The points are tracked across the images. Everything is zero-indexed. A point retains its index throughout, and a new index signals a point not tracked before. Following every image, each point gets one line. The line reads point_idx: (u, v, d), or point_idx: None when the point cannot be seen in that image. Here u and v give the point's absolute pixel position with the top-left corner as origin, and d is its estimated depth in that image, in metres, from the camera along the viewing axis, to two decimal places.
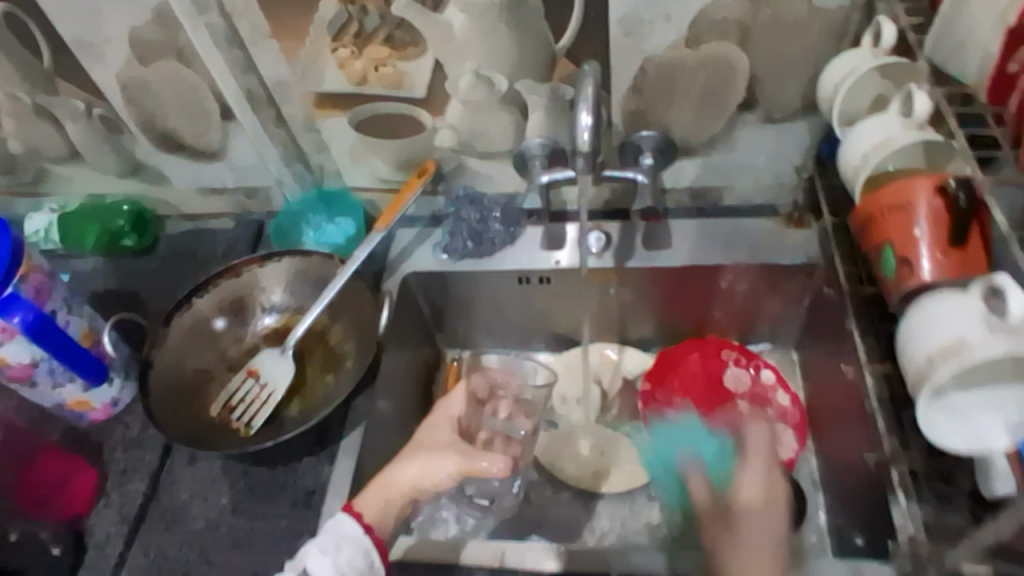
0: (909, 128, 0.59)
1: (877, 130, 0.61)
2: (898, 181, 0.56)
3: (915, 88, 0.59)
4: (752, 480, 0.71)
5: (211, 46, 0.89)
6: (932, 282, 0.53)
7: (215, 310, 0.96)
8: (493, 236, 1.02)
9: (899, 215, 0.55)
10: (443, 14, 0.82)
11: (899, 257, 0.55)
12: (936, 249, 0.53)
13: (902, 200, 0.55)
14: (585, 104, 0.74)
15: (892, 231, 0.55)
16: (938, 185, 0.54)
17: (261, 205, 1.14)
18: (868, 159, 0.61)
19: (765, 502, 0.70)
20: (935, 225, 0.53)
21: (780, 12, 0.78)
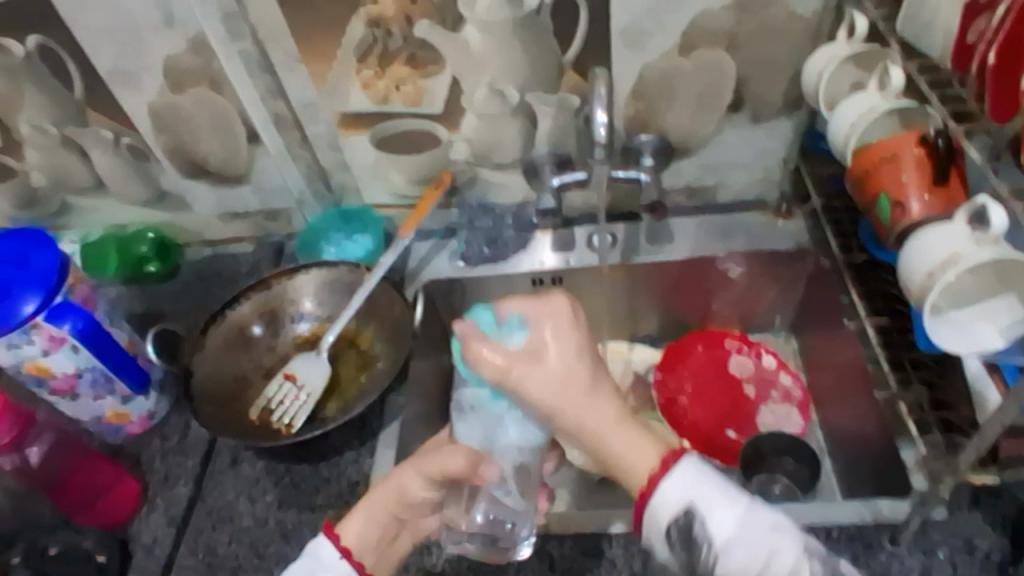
0: (888, 99, 0.68)
1: (859, 104, 0.70)
2: (884, 139, 0.65)
3: (891, 65, 0.69)
4: (549, 376, 0.62)
5: (243, 72, 0.96)
6: (922, 219, 0.62)
7: (252, 317, 1.02)
8: (507, 241, 1.11)
9: (888, 165, 0.64)
10: (462, 33, 0.90)
11: (893, 201, 0.63)
12: (922, 190, 0.62)
13: (889, 153, 0.64)
14: (601, 102, 0.83)
15: (883, 180, 0.64)
16: (919, 138, 0.64)
17: (281, 227, 1.19)
18: (854, 128, 0.69)
19: (569, 387, 0.62)
20: (919, 170, 0.62)
21: (762, 19, 0.88)
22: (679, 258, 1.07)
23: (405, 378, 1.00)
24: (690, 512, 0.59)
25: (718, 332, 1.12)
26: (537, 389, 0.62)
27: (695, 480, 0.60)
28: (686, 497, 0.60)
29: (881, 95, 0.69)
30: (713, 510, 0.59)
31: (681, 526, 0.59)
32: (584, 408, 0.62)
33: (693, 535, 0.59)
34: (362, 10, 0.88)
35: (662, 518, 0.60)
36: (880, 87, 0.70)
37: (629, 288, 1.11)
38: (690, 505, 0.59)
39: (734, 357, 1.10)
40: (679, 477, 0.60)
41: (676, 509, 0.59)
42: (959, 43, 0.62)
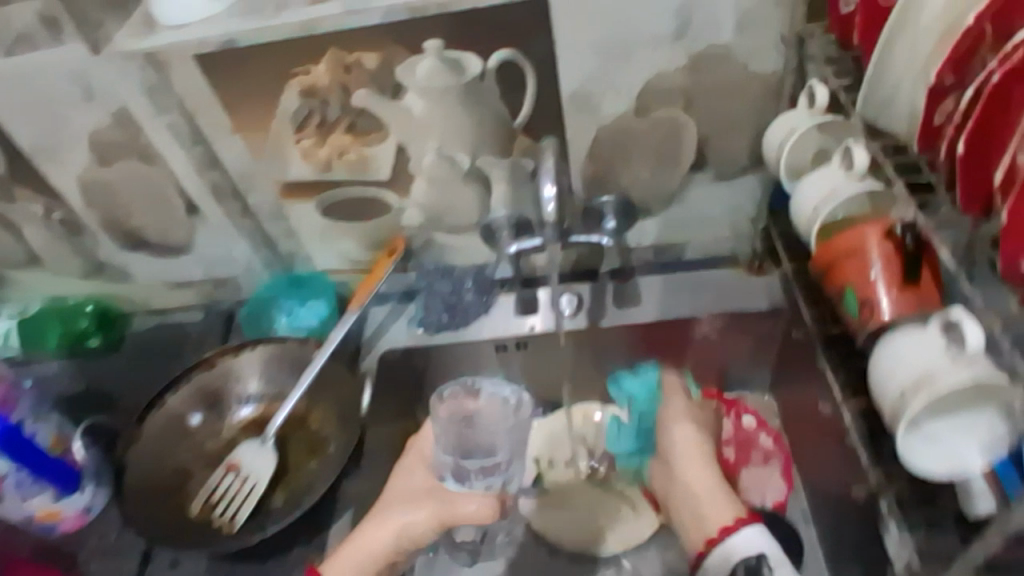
0: (852, 179, 0.63)
1: (823, 184, 0.65)
2: (850, 228, 0.60)
3: (853, 142, 0.63)
4: (690, 435, 0.90)
5: (174, 145, 0.90)
6: (893, 320, 0.57)
7: (189, 405, 0.95)
8: (467, 306, 1.04)
9: (855, 261, 0.59)
10: (402, 100, 0.84)
11: (861, 298, 0.59)
12: (892, 291, 0.57)
13: (854, 247, 0.59)
14: (548, 175, 0.77)
15: (850, 276, 0.59)
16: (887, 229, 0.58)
17: (229, 294, 1.13)
18: (819, 212, 0.64)
19: (702, 441, 0.90)
20: (887, 268, 0.57)
21: (719, 79, 0.83)
22: (647, 319, 1.01)
23: (358, 459, 0.93)
24: (761, 558, 0.76)
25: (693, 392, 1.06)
26: (682, 439, 0.90)
27: (764, 539, 0.76)
28: (761, 548, 0.76)
29: (845, 173, 0.64)
30: (782, 563, 0.75)
31: (751, 565, 0.76)
32: (687, 462, 0.88)
33: (759, 573, 0.76)
34: (294, 80, 0.83)
35: (733, 558, 0.76)
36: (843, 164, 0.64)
37: (598, 350, 1.04)
38: (762, 555, 0.76)
39: None
40: (754, 535, 0.77)
41: (750, 554, 0.76)
42: (924, 122, 0.56)
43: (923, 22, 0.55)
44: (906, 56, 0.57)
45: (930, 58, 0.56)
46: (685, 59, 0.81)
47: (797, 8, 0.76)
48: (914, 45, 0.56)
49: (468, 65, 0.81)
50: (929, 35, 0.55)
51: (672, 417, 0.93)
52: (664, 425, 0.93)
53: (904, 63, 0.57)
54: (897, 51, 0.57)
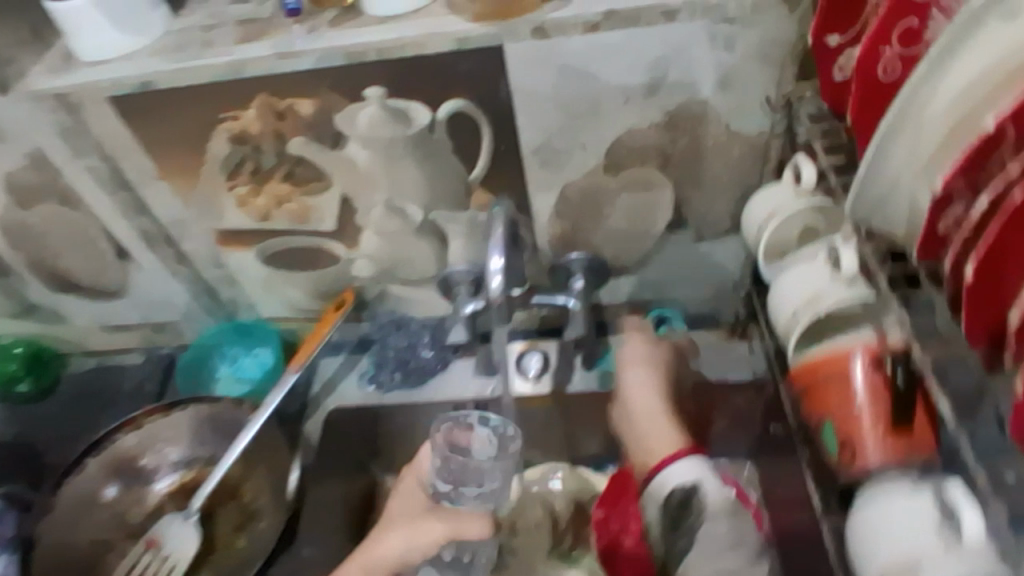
0: (839, 283, 0.55)
1: (806, 284, 0.58)
2: (832, 351, 0.56)
3: (841, 242, 0.55)
4: (643, 380, 0.81)
5: (96, 189, 0.82)
6: (877, 467, 0.53)
7: (105, 478, 0.85)
8: (422, 364, 0.96)
9: (837, 390, 0.55)
10: (345, 150, 0.76)
11: (844, 437, 0.54)
12: (879, 431, 0.53)
13: (836, 374, 0.55)
14: (495, 247, 0.68)
15: (831, 406, 0.55)
16: (875, 360, 0.54)
17: (171, 338, 1.04)
18: (797, 317, 0.58)
19: (659, 390, 0.80)
20: (874, 405, 0.53)
21: (698, 137, 0.74)
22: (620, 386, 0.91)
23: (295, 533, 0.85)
24: (696, 484, 0.66)
25: None
26: (642, 386, 0.81)
27: (705, 468, 0.68)
28: (694, 475, 0.67)
29: (831, 276, 0.56)
30: (714, 490, 0.65)
31: (683, 493, 0.66)
32: (643, 399, 0.79)
33: (690, 505, 0.65)
34: (221, 126, 0.74)
35: (668, 485, 0.68)
36: (831, 263, 0.56)
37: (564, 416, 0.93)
38: (696, 479, 0.67)
39: None
40: (692, 462, 0.68)
41: (684, 480, 0.67)
42: (927, 230, 0.45)
43: (929, 113, 0.44)
44: (907, 151, 0.46)
45: (935, 157, 0.45)
46: (659, 116, 0.72)
47: (783, 66, 0.67)
48: (917, 138, 0.45)
49: (416, 115, 0.73)
50: (936, 130, 0.44)
51: (640, 356, 0.83)
52: (630, 354, 0.84)
53: (904, 159, 0.46)
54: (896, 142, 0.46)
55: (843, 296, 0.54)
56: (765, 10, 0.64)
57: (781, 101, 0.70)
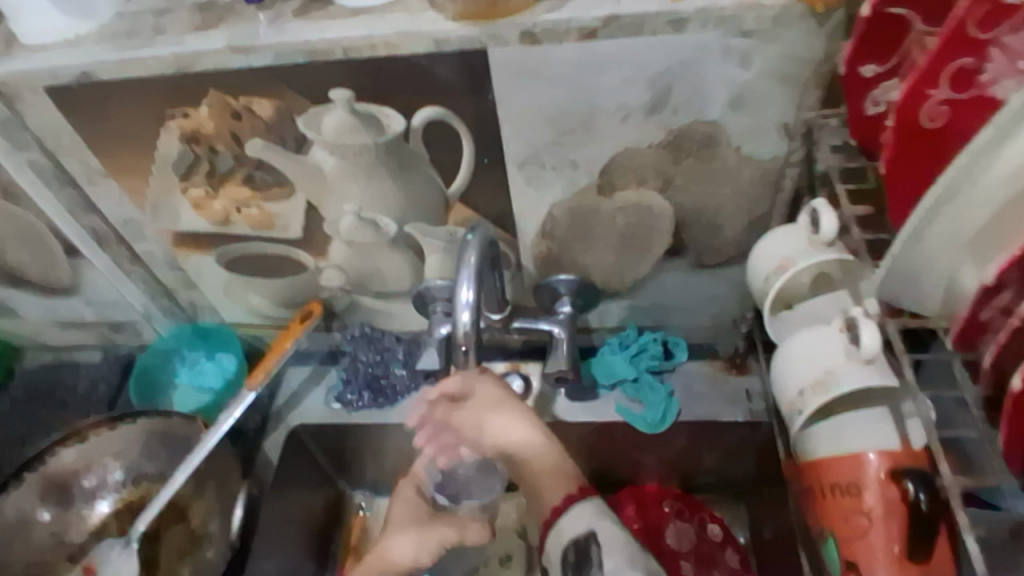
0: (854, 360, 0.48)
1: (815, 360, 0.50)
2: (842, 452, 0.50)
3: (862, 316, 0.47)
4: (511, 420, 0.69)
5: (38, 184, 0.74)
6: None
7: (42, 499, 0.80)
8: (393, 382, 0.89)
9: (847, 500, 0.49)
10: (309, 156, 0.68)
11: (850, 553, 0.49)
12: (890, 557, 0.47)
13: (846, 482, 0.50)
14: (467, 277, 0.59)
15: (837, 519, 0.50)
16: (893, 472, 0.49)
17: (130, 338, 0.98)
18: (804, 399, 0.50)
19: (524, 430, 0.68)
20: (888, 525, 0.48)
21: (704, 161, 0.66)
22: (605, 420, 0.84)
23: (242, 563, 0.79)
24: (590, 536, 0.62)
25: (653, 492, 0.90)
26: (481, 426, 0.69)
27: (603, 517, 0.64)
28: (588, 525, 0.63)
29: (846, 352, 0.48)
30: (610, 540, 0.62)
31: (580, 546, 0.62)
32: (539, 451, 0.68)
33: (587, 558, 0.62)
34: (172, 123, 0.66)
35: (564, 538, 0.64)
36: (847, 335, 0.48)
37: None
38: (591, 532, 0.62)
39: (672, 523, 0.87)
40: (586, 508, 0.64)
41: (578, 533, 0.63)
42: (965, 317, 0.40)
43: (982, 184, 0.37)
44: (950, 226, 0.40)
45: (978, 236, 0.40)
46: (662, 136, 0.64)
47: (806, 89, 0.59)
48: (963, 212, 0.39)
49: (388, 122, 0.65)
50: (990, 201, 0.38)
51: (492, 400, 0.70)
52: (471, 412, 0.70)
53: (946, 233, 0.40)
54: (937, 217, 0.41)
55: (863, 380, 0.47)
56: (791, 24, 0.55)
57: (800, 129, 0.62)
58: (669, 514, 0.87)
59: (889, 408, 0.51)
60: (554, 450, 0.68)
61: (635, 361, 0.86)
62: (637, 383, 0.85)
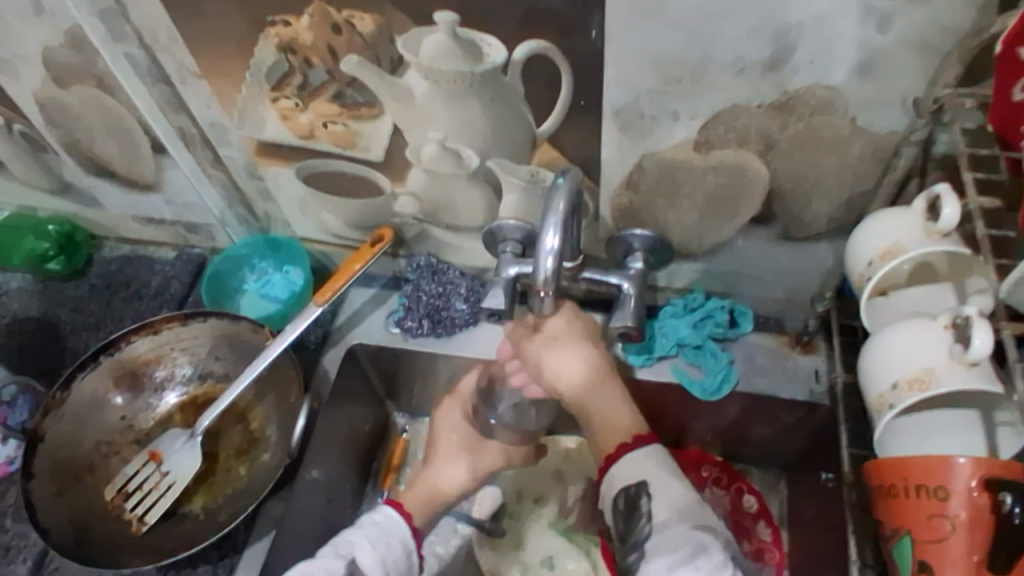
0: (959, 363, 0.48)
1: (914, 356, 0.50)
2: (930, 456, 0.49)
3: (974, 318, 0.46)
4: (573, 359, 0.69)
5: (133, 78, 0.75)
6: None
7: (112, 387, 0.85)
8: (453, 316, 0.89)
9: (931, 504, 0.49)
10: (402, 79, 0.66)
11: (918, 553, 0.50)
12: (967, 566, 0.48)
13: (933, 487, 0.48)
14: (553, 223, 0.59)
15: (918, 522, 0.50)
16: (986, 481, 0.47)
17: (204, 240, 1.00)
18: (897, 394, 0.50)
19: (584, 369, 0.69)
20: (970, 535, 0.48)
21: (816, 126, 0.62)
22: (660, 381, 0.84)
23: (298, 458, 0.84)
24: (641, 485, 0.63)
25: (695, 455, 0.89)
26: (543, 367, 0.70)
27: (655, 466, 0.64)
28: (641, 475, 0.64)
29: (951, 353, 0.48)
30: (661, 492, 0.62)
31: (629, 495, 0.64)
32: (595, 393, 0.69)
33: (636, 506, 0.63)
34: (270, 30, 0.65)
35: (615, 485, 0.65)
36: (951, 333, 0.48)
37: None
38: (643, 481, 0.63)
39: (707, 489, 0.88)
40: (640, 457, 0.65)
41: (630, 481, 0.64)
42: None
43: None
44: None
45: None
46: (774, 96, 0.60)
47: (946, 62, 0.55)
48: None
49: (488, 51, 0.62)
50: None
51: (553, 336, 0.71)
52: (537, 345, 0.71)
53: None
54: None
55: (965, 382, 0.47)
56: None
57: (929, 104, 0.58)
58: (706, 480, 0.87)
59: (981, 412, 0.52)
60: (611, 394, 0.69)
61: (699, 328, 0.85)
62: (698, 349, 0.84)
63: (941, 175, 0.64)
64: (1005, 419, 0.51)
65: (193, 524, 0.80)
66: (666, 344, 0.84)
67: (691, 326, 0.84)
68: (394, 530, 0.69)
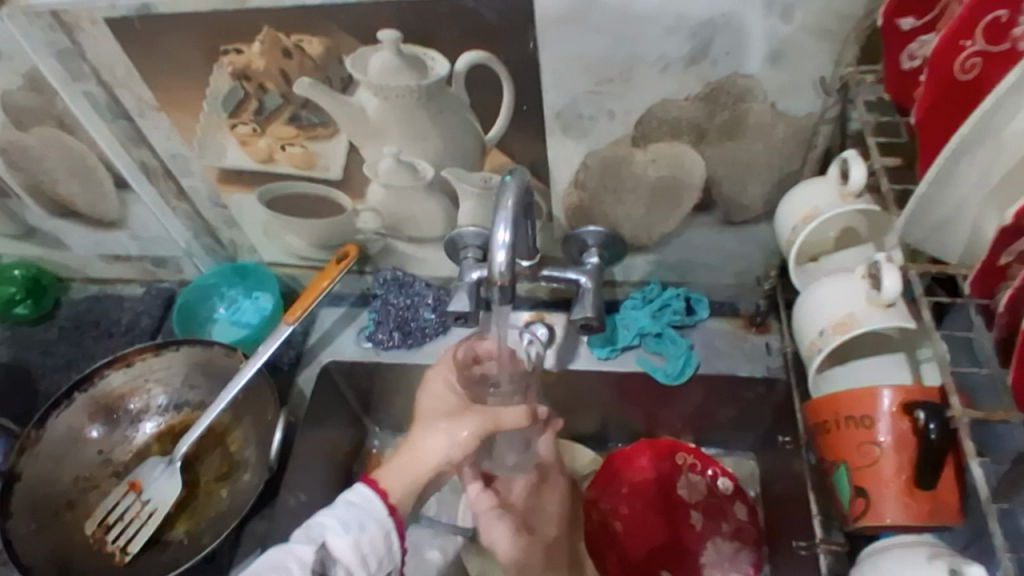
0: (876, 306, 0.52)
1: (838, 304, 0.54)
2: (858, 389, 0.54)
3: (886, 262, 0.51)
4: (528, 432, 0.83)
5: (93, 115, 0.77)
6: (890, 520, 0.52)
7: (89, 419, 0.86)
8: (422, 325, 0.92)
9: (860, 433, 0.53)
10: (354, 97, 0.70)
11: (854, 481, 0.54)
12: (898, 486, 0.52)
13: (860, 416, 0.53)
14: (504, 218, 0.63)
15: (851, 451, 0.54)
16: (905, 405, 0.52)
17: (172, 274, 1.02)
18: (826, 339, 0.55)
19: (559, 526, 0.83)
20: (897, 455, 0.52)
21: (740, 114, 0.67)
22: (624, 370, 0.87)
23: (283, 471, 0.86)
24: None
25: (667, 444, 0.91)
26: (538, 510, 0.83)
27: None
28: None
29: (868, 297, 0.52)
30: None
31: None
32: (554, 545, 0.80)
33: None
34: (224, 59, 0.69)
35: None
36: (868, 281, 0.53)
37: (558, 393, 0.91)
38: None
39: (684, 476, 0.90)
40: None
41: None
42: (987, 263, 0.46)
43: (1005, 144, 0.44)
44: (980, 167, 0.46)
45: (995, 187, 0.47)
46: (698, 88, 0.65)
47: (848, 44, 0.60)
48: (992, 159, 0.45)
49: (432, 65, 0.66)
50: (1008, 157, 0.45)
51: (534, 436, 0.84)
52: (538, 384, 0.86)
53: (972, 179, 0.47)
54: (964, 170, 0.46)
55: (882, 321, 0.51)
56: None
57: (837, 83, 0.63)
58: (680, 467, 0.90)
59: (906, 354, 0.57)
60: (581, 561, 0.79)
61: (658, 317, 0.88)
62: (660, 337, 0.88)
63: (859, 150, 0.69)
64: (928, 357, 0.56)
65: (177, 549, 0.81)
66: (627, 336, 0.88)
67: (650, 318, 0.88)
68: (370, 509, 0.64)
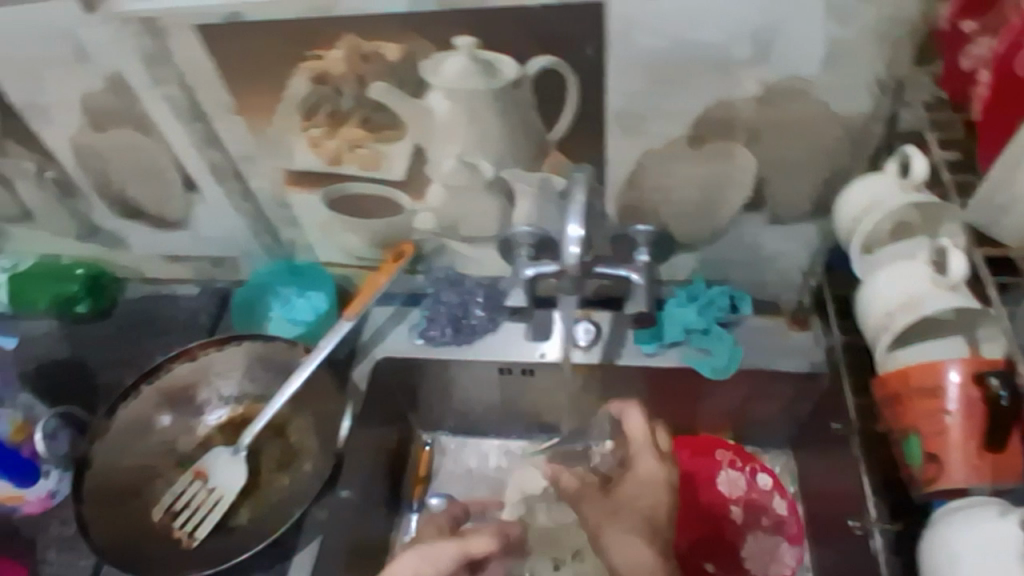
0: (943, 287, 0.59)
1: (904, 286, 0.61)
2: (929, 361, 0.58)
3: (951, 247, 0.58)
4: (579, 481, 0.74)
5: (170, 117, 0.81)
6: (962, 481, 0.57)
7: (157, 408, 0.89)
8: (473, 322, 0.95)
9: (933, 402, 0.57)
10: (425, 99, 0.74)
11: (927, 447, 0.58)
12: (970, 449, 0.56)
13: (932, 387, 0.57)
14: (574, 213, 0.66)
15: (923, 419, 0.58)
16: (975, 374, 0.57)
17: (227, 273, 1.06)
18: (893, 318, 0.61)
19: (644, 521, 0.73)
20: (968, 421, 0.56)
21: (793, 115, 0.71)
22: (670, 365, 0.90)
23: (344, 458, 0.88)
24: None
25: (706, 441, 0.95)
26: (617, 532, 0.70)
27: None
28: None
29: (934, 279, 0.59)
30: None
31: None
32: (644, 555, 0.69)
33: None
34: (304, 64, 0.73)
35: None
36: (933, 265, 0.60)
37: (605, 387, 0.94)
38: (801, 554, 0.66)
39: (724, 471, 0.93)
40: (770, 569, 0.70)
41: None
42: None
43: None
44: None
45: None
46: (755, 91, 0.69)
47: (900, 49, 0.64)
48: None
49: (502, 68, 0.70)
50: None
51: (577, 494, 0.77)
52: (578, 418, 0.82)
53: None
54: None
55: (948, 300, 0.58)
56: None
57: (888, 85, 0.67)
58: (721, 462, 0.93)
59: (964, 336, 0.60)
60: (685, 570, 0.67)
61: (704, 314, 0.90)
62: (706, 334, 0.90)
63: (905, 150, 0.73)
64: (987, 336, 0.59)
65: (241, 535, 0.83)
66: (674, 333, 0.89)
67: (697, 315, 0.89)
68: None
